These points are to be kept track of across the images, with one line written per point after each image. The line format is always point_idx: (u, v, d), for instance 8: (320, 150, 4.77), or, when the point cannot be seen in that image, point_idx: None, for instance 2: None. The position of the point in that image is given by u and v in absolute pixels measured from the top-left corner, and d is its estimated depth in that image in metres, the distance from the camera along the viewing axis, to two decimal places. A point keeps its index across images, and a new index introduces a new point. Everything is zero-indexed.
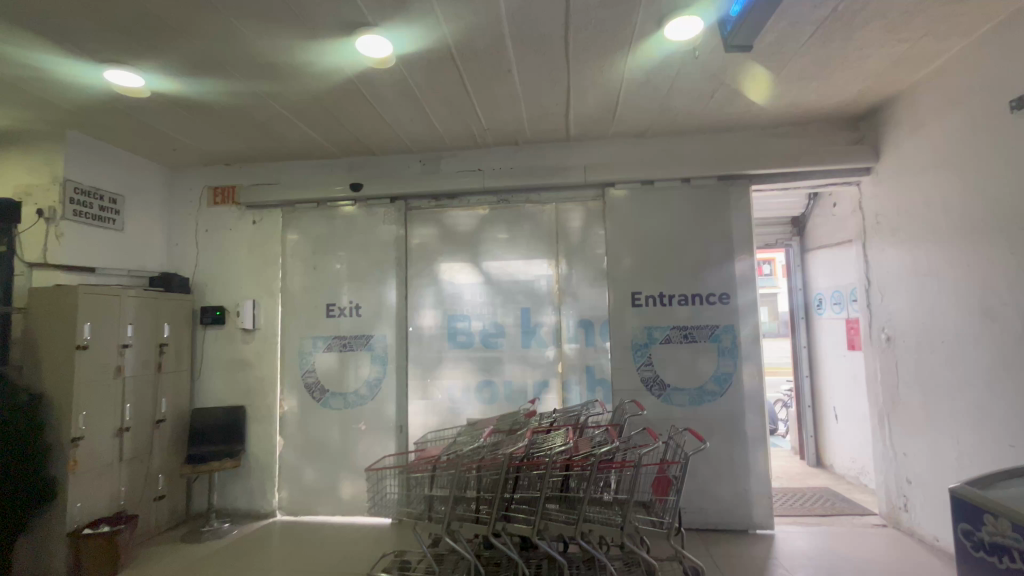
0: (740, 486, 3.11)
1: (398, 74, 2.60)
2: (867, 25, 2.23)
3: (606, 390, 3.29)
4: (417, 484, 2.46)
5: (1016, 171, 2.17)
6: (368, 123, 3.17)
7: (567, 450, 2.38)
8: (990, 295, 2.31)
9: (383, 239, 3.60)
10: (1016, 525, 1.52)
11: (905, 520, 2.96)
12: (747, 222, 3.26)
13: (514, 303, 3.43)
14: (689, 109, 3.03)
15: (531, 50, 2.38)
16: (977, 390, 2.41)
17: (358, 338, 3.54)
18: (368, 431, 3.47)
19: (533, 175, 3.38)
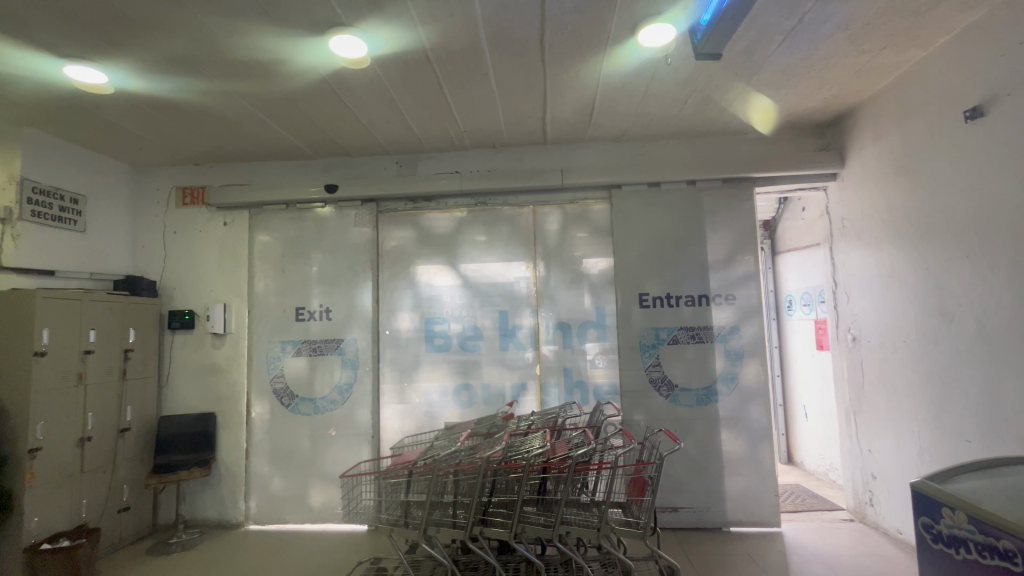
0: (713, 484, 3.17)
1: (373, 75, 2.57)
2: (831, 36, 2.31)
3: (584, 392, 3.31)
4: (393, 490, 2.43)
5: (970, 178, 2.27)
6: (343, 124, 3.12)
7: (545, 453, 2.38)
8: (947, 296, 2.41)
9: (356, 242, 3.55)
10: (972, 518, 1.59)
11: (870, 514, 3.05)
12: (718, 225, 3.34)
13: (491, 305, 3.42)
14: (664, 115, 3.09)
15: (506, 54, 2.38)
16: (936, 388, 2.51)
17: (328, 342, 3.48)
18: (339, 437, 3.41)
19: (510, 177, 3.39)
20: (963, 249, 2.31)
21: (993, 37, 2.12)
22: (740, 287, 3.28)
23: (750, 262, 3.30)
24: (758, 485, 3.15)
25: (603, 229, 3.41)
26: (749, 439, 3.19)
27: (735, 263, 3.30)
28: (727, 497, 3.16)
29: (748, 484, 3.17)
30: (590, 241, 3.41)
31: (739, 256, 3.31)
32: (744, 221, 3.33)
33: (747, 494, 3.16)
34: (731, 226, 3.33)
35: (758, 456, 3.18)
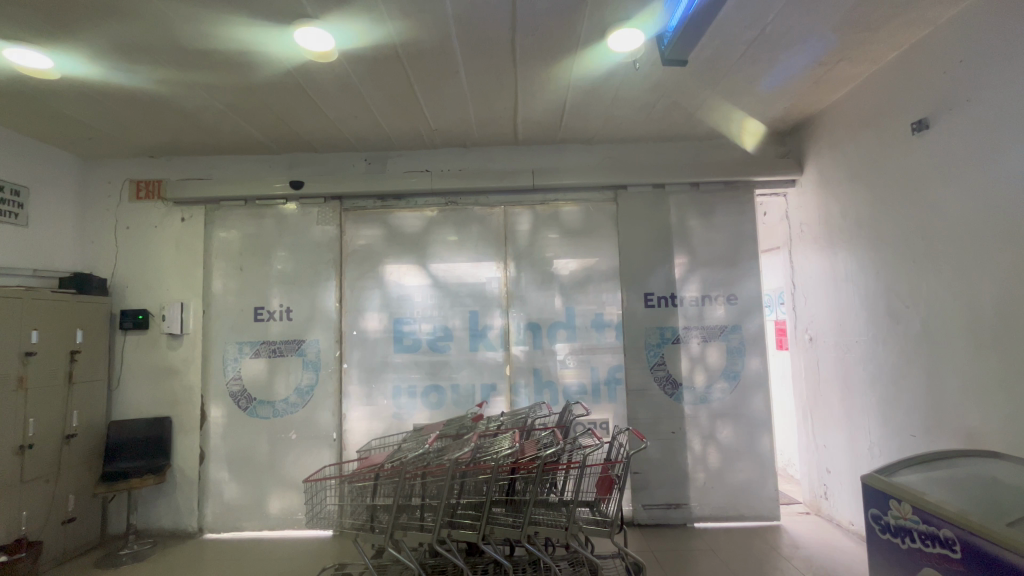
0: (678, 482, 3.24)
1: (341, 69, 2.51)
2: (791, 48, 2.40)
3: (553, 392, 3.33)
4: (359, 494, 2.39)
5: (915, 187, 2.40)
6: (309, 119, 3.04)
7: (514, 453, 2.37)
8: (895, 298, 2.54)
9: (317, 240, 3.47)
10: (916, 509, 1.68)
11: (824, 507, 3.20)
12: (684, 229, 3.42)
13: (461, 306, 3.40)
14: (632, 119, 3.14)
15: (477, 53, 2.37)
16: (885, 387, 2.64)
17: (288, 343, 3.38)
18: (300, 440, 3.32)
19: (482, 177, 3.37)
20: (909, 254, 2.44)
21: (939, 54, 2.24)
22: (739, 286, 3.38)
23: (732, 262, 3.39)
24: (758, 476, 3.25)
25: (573, 230, 3.44)
26: (734, 431, 3.27)
27: (700, 265, 3.39)
28: (717, 490, 3.24)
29: (748, 476, 3.25)
30: (560, 242, 3.43)
31: (705, 259, 3.39)
32: (709, 225, 3.41)
33: (710, 490, 3.24)
34: (697, 228, 3.41)
35: (757, 446, 3.27)
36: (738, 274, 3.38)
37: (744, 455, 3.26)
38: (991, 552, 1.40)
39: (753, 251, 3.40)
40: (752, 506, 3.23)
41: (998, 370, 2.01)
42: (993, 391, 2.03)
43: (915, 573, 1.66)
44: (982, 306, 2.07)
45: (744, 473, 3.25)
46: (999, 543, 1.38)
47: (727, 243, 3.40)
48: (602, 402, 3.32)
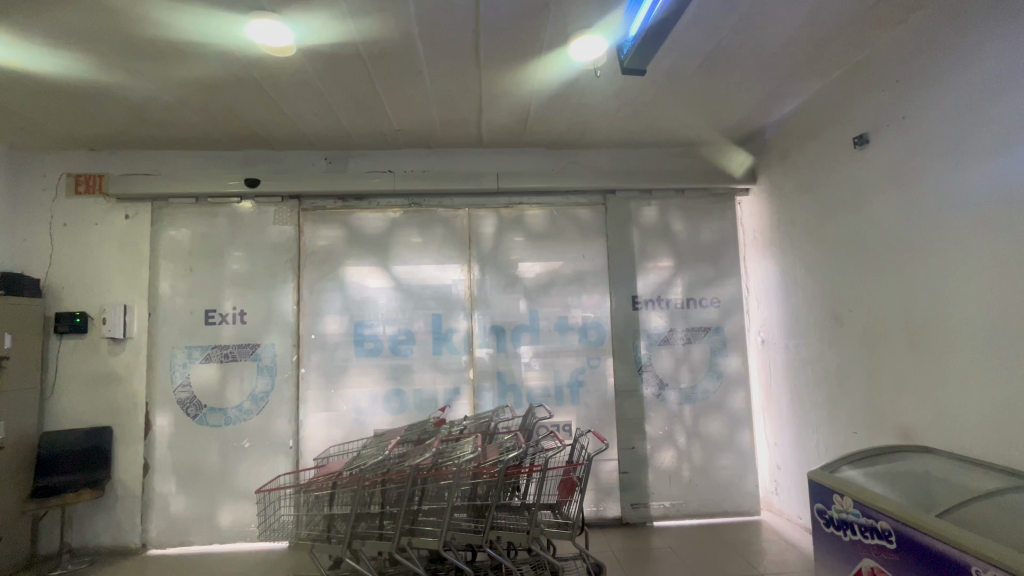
0: (639, 483, 3.28)
1: (299, 65, 2.43)
2: (745, 62, 2.49)
3: (517, 395, 3.33)
4: (315, 503, 2.31)
5: (857, 198, 2.54)
6: (266, 115, 2.93)
7: (476, 458, 2.35)
8: (839, 303, 2.68)
9: (274, 240, 3.35)
10: (857, 503, 1.77)
11: (774, 503, 3.34)
12: (646, 234, 3.49)
13: (424, 308, 3.36)
14: (596, 125, 3.19)
15: (441, 54, 2.35)
16: (828, 386, 2.78)
17: (242, 347, 3.24)
18: (254, 449, 3.19)
19: (446, 179, 3.36)
20: (851, 261, 2.58)
21: (877, 74, 2.39)
22: (719, 288, 3.48)
23: (698, 264, 3.49)
24: (740, 469, 3.36)
25: (538, 234, 3.46)
26: (720, 424, 3.38)
27: (667, 270, 3.47)
28: (686, 488, 3.33)
29: (709, 474, 3.35)
30: (525, 245, 3.44)
31: (681, 261, 3.49)
32: (690, 229, 3.52)
33: (669, 490, 3.31)
34: (660, 234, 3.49)
35: (739, 440, 3.38)
36: (719, 276, 3.49)
37: (702, 455, 3.35)
38: (922, 541, 1.50)
39: (711, 255, 3.50)
40: (708, 505, 3.32)
41: (927, 370, 2.16)
42: (923, 389, 2.17)
43: (856, 563, 1.76)
44: (913, 310, 2.21)
45: (703, 472, 3.34)
46: (928, 533, 1.48)
47: (691, 248, 3.50)
48: (565, 404, 3.35)
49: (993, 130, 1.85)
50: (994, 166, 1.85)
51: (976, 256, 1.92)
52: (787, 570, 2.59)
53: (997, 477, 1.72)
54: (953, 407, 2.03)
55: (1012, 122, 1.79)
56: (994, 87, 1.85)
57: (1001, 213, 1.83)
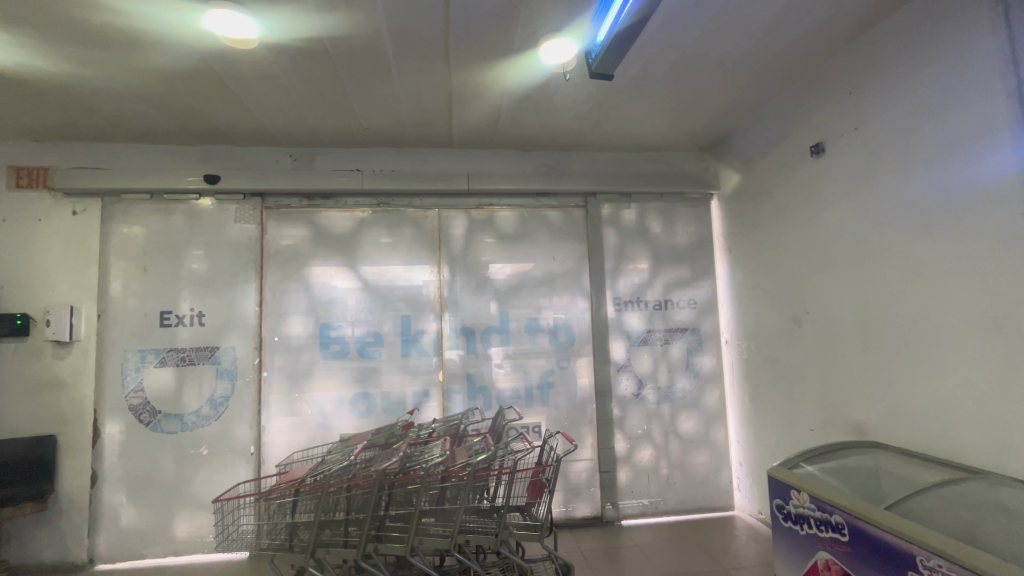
0: (608, 483, 3.31)
1: (262, 59, 2.35)
2: (711, 69, 2.55)
3: (487, 398, 3.31)
4: (277, 511, 2.24)
5: (814, 204, 2.64)
6: (227, 110, 2.83)
7: (445, 461, 2.33)
8: (797, 305, 2.78)
9: (235, 239, 3.22)
10: (812, 497, 1.84)
11: (736, 500, 3.44)
12: (616, 237, 3.54)
13: (393, 310, 3.30)
14: (566, 128, 3.21)
15: (411, 52, 2.31)
16: (787, 385, 2.89)
17: (200, 350, 3.11)
18: (212, 456, 3.06)
19: (415, 179, 3.32)
20: (809, 265, 2.68)
21: (834, 86, 2.50)
22: (694, 289, 3.56)
23: (666, 267, 3.55)
24: (715, 466, 3.45)
25: (508, 235, 3.45)
26: (694, 422, 3.45)
27: (645, 272, 3.53)
28: (654, 486, 3.38)
29: (676, 473, 3.41)
30: (495, 246, 3.43)
31: (650, 264, 3.54)
32: (667, 231, 3.59)
33: (637, 488, 3.36)
34: (630, 236, 3.55)
35: (712, 437, 3.46)
36: (695, 277, 3.57)
37: (671, 454, 3.41)
38: (872, 534, 1.56)
39: (679, 258, 3.57)
40: (675, 502, 3.38)
41: (878, 369, 2.26)
42: (873, 388, 2.28)
43: (812, 556, 1.82)
44: (866, 313, 2.31)
45: (671, 472, 3.40)
46: (877, 525, 1.55)
47: (668, 250, 3.57)
48: (535, 406, 3.35)
49: (938, 142, 1.96)
50: (938, 177, 1.96)
51: (923, 261, 2.02)
52: (747, 564, 2.67)
53: (940, 470, 1.82)
54: (902, 404, 2.13)
55: (955, 135, 1.90)
56: (939, 102, 1.96)
57: (946, 221, 1.94)
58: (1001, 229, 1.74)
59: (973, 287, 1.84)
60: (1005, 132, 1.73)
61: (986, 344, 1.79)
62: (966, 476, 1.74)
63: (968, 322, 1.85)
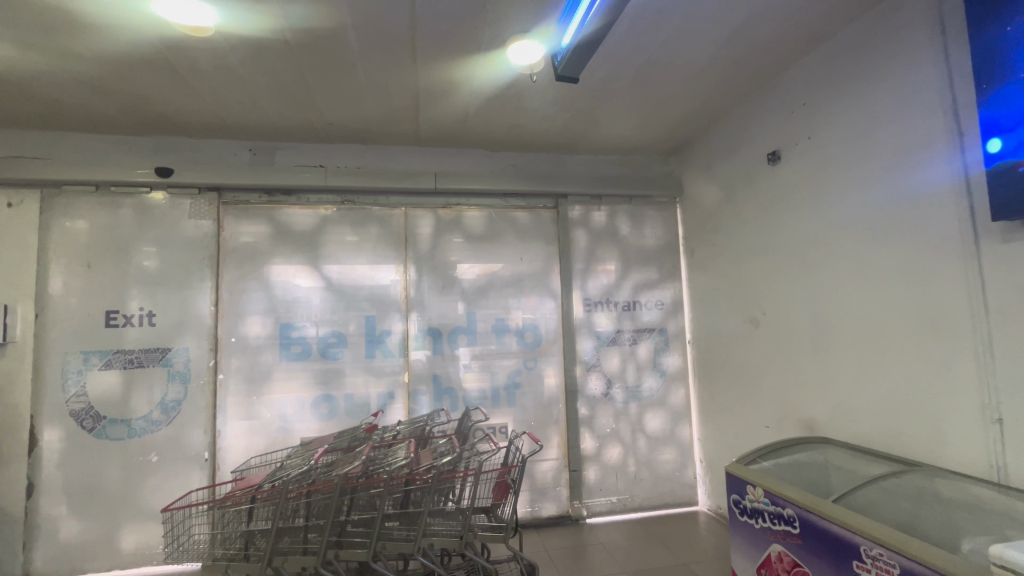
0: (574, 481, 3.34)
1: (219, 49, 2.25)
2: (675, 76, 2.61)
3: (454, 399, 3.28)
4: (231, 519, 2.15)
5: (770, 210, 2.74)
6: (181, 100, 2.70)
7: (409, 464, 2.29)
8: (755, 306, 2.88)
9: (190, 235, 3.08)
10: (766, 492, 1.91)
11: (700, 495, 3.53)
12: (584, 238, 3.58)
13: (357, 310, 3.23)
14: (535, 129, 3.22)
15: (376, 48, 2.27)
16: (745, 384, 2.98)
17: (150, 352, 2.96)
18: (163, 463, 2.92)
19: (382, 176, 3.25)
20: (766, 268, 2.78)
21: (789, 96, 2.60)
22: (660, 290, 3.63)
23: (633, 268, 3.61)
24: (679, 462, 3.53)
25: (477, 235, 3.44)
26: (660, 421, 3.52)
27: (614, 273, 3.58)
28: (620, 484, 3.43)
29: (641, 470, 3.47)
30: (462, 246, 3.41)
31: (617, 265, 3.59)
32: (635, 233, 3.65)
33: (604, 486, 3.41)
34: (597, 238, 3.59)
35: (677, 435, 3.54)
36: (661, 278, 3.65)
37: (637, 452, 3.47)
38: (821, 526, 1.63)
39: (646, 260, 3.64)
40: (640, 499, 3.44)
41: (828, 368, 2.36)
42: (824, 387, 2.38)
43: (766, 549, 1.89)
44: (817, 314, 2.42)
45: (636, 470, 3.46)
46: (827, 518, 1.61)
47: (635, 251, 3.63)
48: (503, 407, 3.35)
49: (883, 153, 2.07)
50: (883, 186, 2.07)
51: (870, 266, 2.13)
52: (706, 558, 2.75)
53: (884, 464, 1.92)
54: (850, 402, 2.24)
55: (898, 147, 2.01)
56: (884, 115, 2.07)
57: (890, 228, 2.04)
58: (938, 236, 1.85)
59: (913, 291, 1.95)
60: (942, 145, 1.84)
61: (926, 344, 1.90)
62: (906, 468, 1.84)
63: (909, 323, 1.96)
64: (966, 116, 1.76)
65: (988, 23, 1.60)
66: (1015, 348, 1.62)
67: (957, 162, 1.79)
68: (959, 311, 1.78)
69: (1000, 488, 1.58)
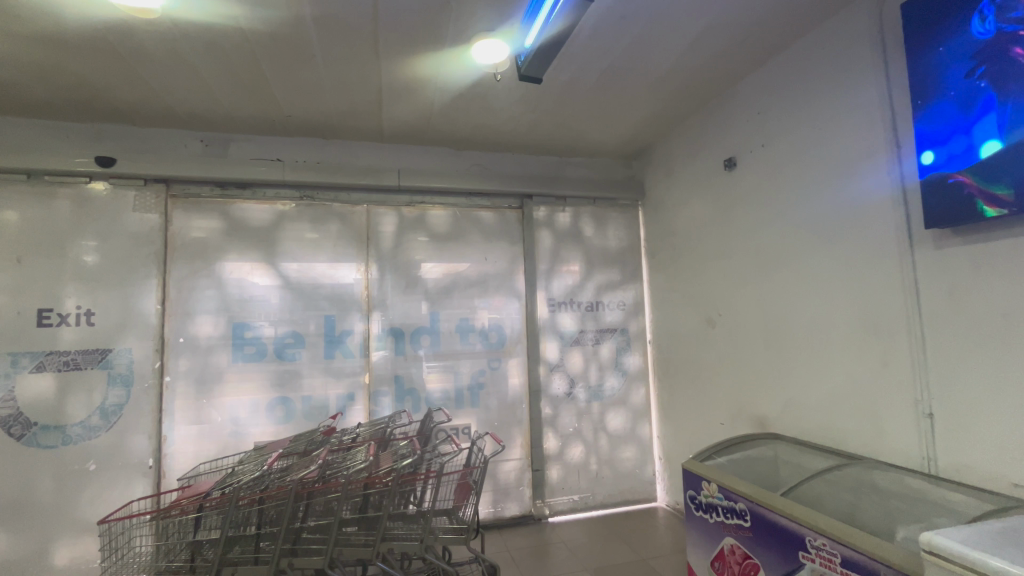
0: (537, 481, 3.36)
1: (166, 34, 2.13)
2: (638, 81, 2.66)
3: (416, 400, 3.23)
4: (177, 529, 2.03)
5: (727, 214, 2.83)
6: (125, 86, 2.54)
7: (368, 468, 2.23)
8: (711, 308, 2.97)
9: (135, 229, 2.91)
10: (720, 487, 1.97)
11: (659, 492, 3.61)
12: (548, 239, 3.60)
13: (316, 309, 3.13)
14: (501, 129, 3.21)
15: (337, 40, 2.21)
16: (701, 383, 3.08)
17: (89, 353, 2.77)
18: (102, 471, 2.74)
19: (343, 172, 3.17)
20: (722, 270, 2.87)
21: (744, 105, 2.70)
22: (622, 291, 3.70)
23: (596, 269, 3.66)
24: (640, 460, 3.60)
25: (441, 234, 3.40)
26: (621, 419, 3.59)
27: (578, 274, 3.62)
28: (582, 482, 3.47)
29: (602, 468, 3.52)
30: (426, 245, 3.37)
31: (580, 266, 3.63)
32: (599, 234, 3.70)
33: (567, 485, 3.44)
34: (562, 238, 3.62)
35: (637, 433, 3.61)
36: (623, 280, 3.71)
37: (599, 451, 3.52)
38: (771, 519, 1.69)
39: (609, 261, 3.70)
40: (602, 497, 3.49)
41: (778, 367, 2.46)
42: (774, 385, 2.48)
43: (719, 542, 1.95)
44: (769, 315, 2.52)
45: (598, 468, 3.51)
46: (775, 511, 1.68)
47: (599, 253, 3.68)
48: (466, 407, 3.32)
49: (830, 162, 2.17)
50: (829, 194, 2.18)
51: (817, 268, 2.23)
52: (664, 553, 2.82)
53: (828, 457, 2.01)
54: (798, 399, 2.34)
55: (842, 157, 2.12)
56: (831, 125, 2.17)
57: (836, 232, 2.15)
58: (878, 241, 1.96)
59: (856, 294, 2.05)
60: (881, 156, 1.95)
61: (867, 345, 2.01)
62: (848, 461, 1.94)
63: (852, 325, 2.07)
64: (903, 129, 1.87)
65: (925, 42, 1.71)
66: (944, 347, 1.73)
67: (895, 171, 1.89)
68: (896, 312, 1.89)
69: (930, 479, 1.69)
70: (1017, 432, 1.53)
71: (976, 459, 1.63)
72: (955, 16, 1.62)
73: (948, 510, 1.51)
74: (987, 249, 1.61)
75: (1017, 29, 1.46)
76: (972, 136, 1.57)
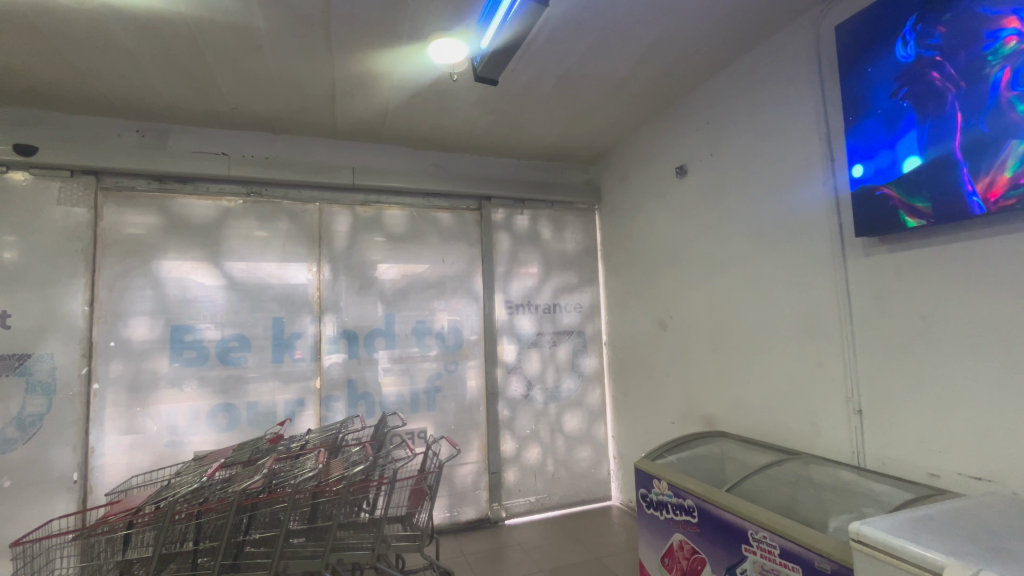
0: (494, 483, 3.34)
1: (94, 15, 1.98)
2: (594, 87, 2.71)
3: (370, 404, 3.15)
4: (105, 548, 1.89)
5: (678, 219, 2.93)
6: (49, 69, 2.34)
7: (317, 476, 2.14)
8: (663, 310, 3.07)
9: (60, 224, 2.68)
10: (670, 485, 2.03)
11: (613, 491, 3.68)
12: (506, 241, 3.60)
13: (263, 311, 2.99)
14: (459, 129, 3.19)
15: (287, 32, 2.12)
16: (654, 384, 3.16)
17: (3, 359, 2.53)
18: (18, 487, 2.51)
19: (294, 168, 3.05)
20: (673, 274, 2.97)
21: (694, 115, 2.80)
22: (579, 293, 3.76)
23: (554, 272, 3.70)
24: (595, 460, 3.66)
25: (398, 235, 3.34)
26: (577, 420, 3.63)
27: (536, 276, 3.65)
28: (538, 484, 3.49)
29: (559, 468, 3.55)
30: (382, 245, 3.29)
31: (538, 269, 3.66)
32: (556, 237, 3.74)
33: (523, 487, 3.45)
34: (520, 241, 3.64)
35: (592, 433, 3.67)
36: (580, 282, 3.77)
37: (555, 452, 3.55)
38: (716, 515, 1.76)
39: (566, 264, 3.74)
40: (558, 498, 3.52)
41: (724, 368, 2.57)
42: (720, 385, 2.59)
43: (669, 539, 2.00)
44: (716, 318, 2.62)
45: (554, 470, 3.54)
46: (720, 507, 1.74)
47: (556, 256, 3.72)
48: (422, 411, 3.27)
49: (772, 171, 2.29)
50: (771, 202, 2.29)
51: (760, 273, 2.35)
52: (617, 551, 2.87)
53: (769, 454, 2.11)
54: (742, 399, 2.44)
55: (783, 167, 2.23)
56: (773, 136, 2.28)
57: (777, 239, 2.26)
58: (815, 248, 2.08)
59: (795, 298, 2.17)
60: (817, 168, 2.07)
61: (804, 347, 2.12)
62: (787, 457, 2.04)
63: (791, 327, 2.19)
64: (836, 143, 1.99)
65: (855, 63, 1.83)
66: (872, 349, 1.85)
67: (829, 183, 2.01)
68: (830, 316, 2.01)
69: (859, 471, 1.81)
70: (934, 426, 1.65)
71: (899, 452, 1.75)
72: (881, 40, 1.74)
73: (873, 501, 1.61)
74: (908, 257, 1.74)
75: (934, 55, 1.58)
76: (896, 152, 1.69)
